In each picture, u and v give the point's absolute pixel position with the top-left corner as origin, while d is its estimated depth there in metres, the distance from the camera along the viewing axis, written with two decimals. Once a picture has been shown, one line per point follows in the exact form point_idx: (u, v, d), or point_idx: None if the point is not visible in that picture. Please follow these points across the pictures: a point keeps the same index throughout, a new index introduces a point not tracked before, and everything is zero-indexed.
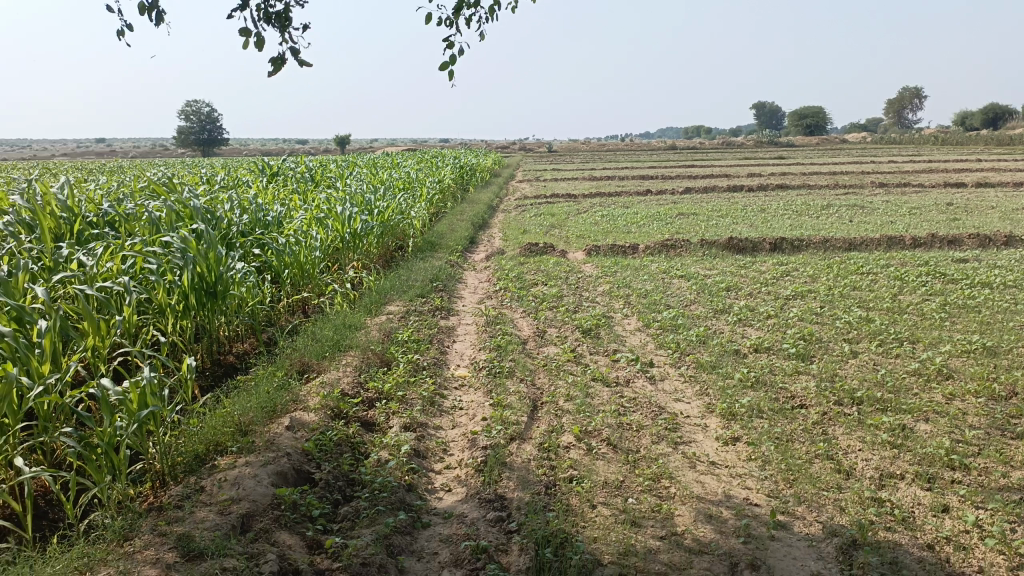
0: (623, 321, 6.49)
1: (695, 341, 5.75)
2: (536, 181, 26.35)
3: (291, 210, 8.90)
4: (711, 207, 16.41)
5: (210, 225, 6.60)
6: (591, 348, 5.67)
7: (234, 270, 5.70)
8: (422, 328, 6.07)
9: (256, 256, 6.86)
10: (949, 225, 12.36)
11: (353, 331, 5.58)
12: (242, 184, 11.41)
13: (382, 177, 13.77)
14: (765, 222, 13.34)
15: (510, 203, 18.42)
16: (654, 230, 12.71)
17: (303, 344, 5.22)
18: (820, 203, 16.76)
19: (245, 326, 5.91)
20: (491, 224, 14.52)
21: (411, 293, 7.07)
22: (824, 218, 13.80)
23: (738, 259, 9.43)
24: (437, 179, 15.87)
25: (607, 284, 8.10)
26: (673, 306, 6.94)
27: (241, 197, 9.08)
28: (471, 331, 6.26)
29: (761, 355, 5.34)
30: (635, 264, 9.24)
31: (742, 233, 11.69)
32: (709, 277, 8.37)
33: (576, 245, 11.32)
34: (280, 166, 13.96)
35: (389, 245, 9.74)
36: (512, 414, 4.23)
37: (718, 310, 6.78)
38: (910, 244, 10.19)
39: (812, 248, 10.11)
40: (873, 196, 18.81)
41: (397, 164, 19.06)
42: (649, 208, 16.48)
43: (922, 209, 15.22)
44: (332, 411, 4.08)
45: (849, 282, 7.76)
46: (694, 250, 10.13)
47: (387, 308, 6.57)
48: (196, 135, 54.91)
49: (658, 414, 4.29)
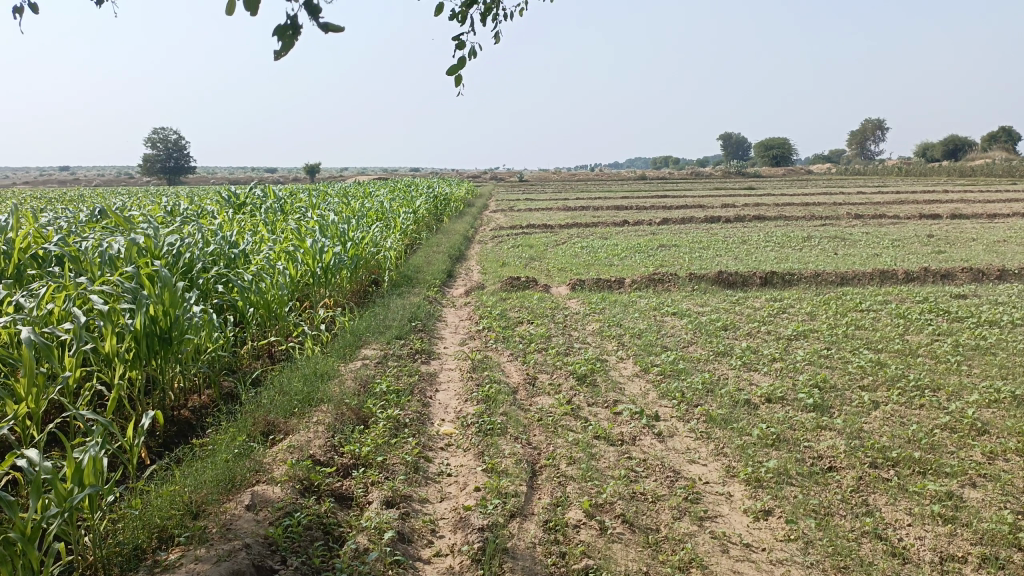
0: (619, 366, 6.00)
1: (700, 388, 5.27)
2: (510, 211, 25.94)
3: (258, 243, 8.31)
4: (692, 238, 16.10)
5: (169, 261, 6.03)
6: (589, 398, 5.16)
7: (193, 313, 5.12)
8: (402, 375, 5.52)
9: (218, 296, 6.28)
10: (936, 258, 12.14)
11: (325, 382, 5.01)
12: (205, 215, 10.78)
13: (353, 208, 13.22)
14: (749, 254, 13.02)
15: (485, 234, 17.95)
16: (636, 263, 12.30)
17: (268, 399, 4.64)
18: (800, 235, 16.55)
19: (204, 375, 5.32)
20: (467, 256, 14.01)
21: (388, 334, 6.51)
22: (807, 250, 13.52)
23: (729, 295, 9.02)
24: (410, 210, 15.36)
25: (596, 323, 7.61)
26: (670, 347, 6.47)
27: (203, 229, 8.47)
28: (456, 378, 5.71)
29: (776, 406, 4.87)
30: (623, 300, 8.78)
31: (729, 266, 11.32)
32: (702, 314, 7.93)
33: (558, 278, 10.86)
34: (247, 196, 13.34)
35: (362, 280, 9.18)
36: (510, 484, 3.69)
37: (719, 352, 6.32)
38: (903, 278, 9.88)
39: (803, 283, 9.75)
40: (851, 227, 18.69)
41: (369, 193, 18.52)
42: (629, 239, 16.13)
43: (904, 241, 15.06)
44: (301, 483, 3.50)
45: (851, 320, 7.36)
46: (683, 285, 9.70)
47: (362, 353, 6.00)
48: (163, 164, 53.89)
49: (675, 481, 3.78)
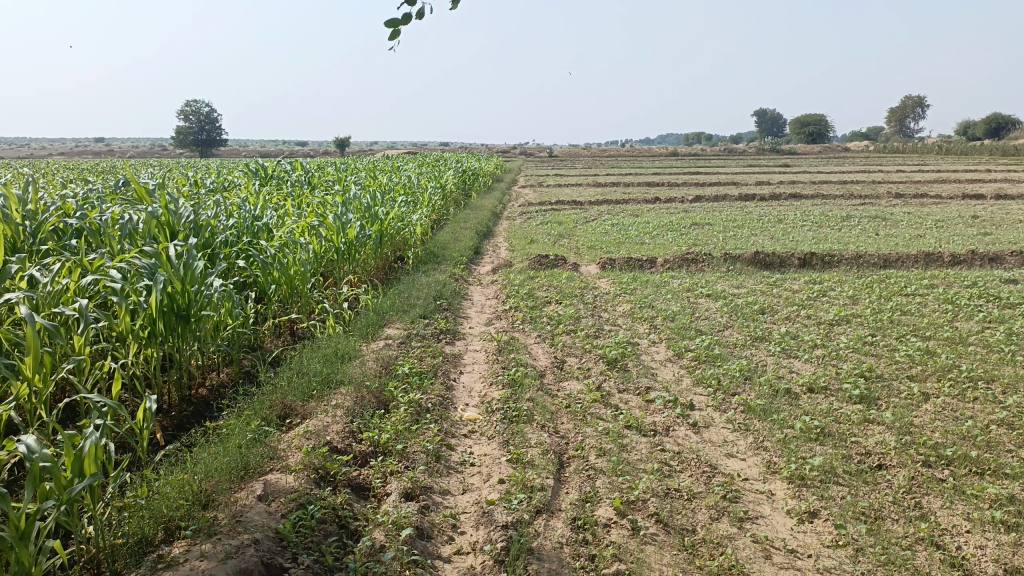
0: (651, 350, 5.75)
1: (737, 376, 5.01)
2: (539, 187, 25.60)
3: (282, 218, 8.16)
4: (726, 217, 15.70)
5: (189, 235, 5.88)
6: (620, 384, 4.93)
7: (211, 290, 4.96)
8: (425, 356, 5.33)
9: (240, 272, 6.13)
10: (982, 240, 11.66)
11: (346, 362, 4.84)
12: (231, 189, 10.67)
13: (381, 182, 13.03)
14: (786, 233, 12.63)
15: (514, 210, 17.69)
16: (669, 241, 11.98)
17: (287, 380, 4.48)
18: (839, 214, 16.05)
19: (223, 353, 5.16)
20: (496, 232, 13.78)
21: (412, 313, 6.32)
22: (847, 230, 13.08)
23: (766, 276, 8.71)
24: (438, 185, 15.14)
25: (627, 304, 7.36)
26: (705, 331, 6.20)
27: (227, 203, 8.34)
28: (481, 361, 5.51)
29: (818, 397, 4.60)
30: (656, 280, 8.50)
31: (765, 246, 10.97)
32: (738, 296, 7.64)
33: (588, 257, 10.59)
34: (274, 169, 13.22)
35: (388, 256, 9.00)
36: (536, 477, 3.49)
37: (756, 337, 6.04)
38: (949, 261, 9.47)
39: (844, 265, 9.39)
40: (890, 206, 18.13)
41: (397, 168, 18.31)
42: (661, 217, 15.77)
43: (948, 222, 14.53)
44: (315, 472, 3.33)
45: (895, 305, 7.03)
46: (718, 265, 9.39)
47: (385, 332, 5.81)
48: (195, 136, 54.21)
49: (712, 477, 3.55)
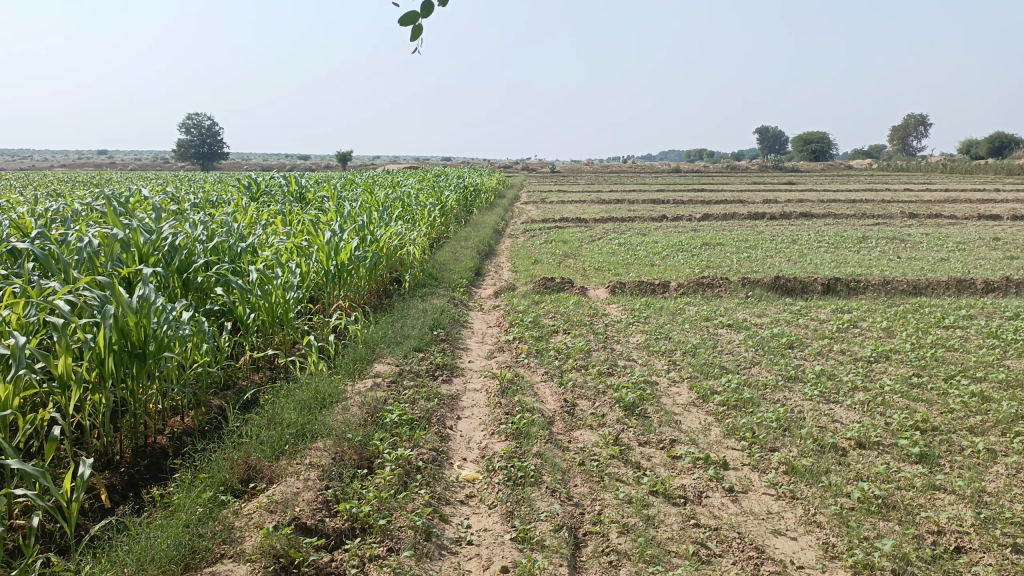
0: (672, 392, 5.13)
1: (773, 427, 4.39)
2: (543, 203, 25.07)
3: (269, 237, 7.57)
4: (737, 237, 15.10)
5: (159, 259, 5.29)
6: (640, 434, 4.30)
7: (174, 323, 4.34)
8: (419, 399, 4.71)
9: (216, 299, 5.52)
10: (1011, 265, 11.04)
11: (327, 408, 4.23)
12: (220, 205, 10.10)
13: (378, 198, 12.46)
14: (802, 256, 12.03)
15: (517, 228, 17.10)
16: (680, 263, 11.37)
17: (256, 432, 3.87)
18: (854, 235, 15.44)
19: (188, 395, 4.54)
20: (498, 252, 13.19)
21: (405, 346, 5.70)
22: (866, 252, 12.49)
23: (789, 303, 8.11)
24: (438, 201, 14.57)
25: (641, 335, 6.74)
26: (730, 369, 5.59)
27: (212, 220, 7.77)
28: (481, 403, 4.89)
29: (871, 456, 3.98)
30: (670, 308, 7.89)
31: (782, 270, 10.36)
32: (762, 327, 7.02)
33: (596, 279, 9.99)
34: (267, 183, 12.67)
35: (384, 278, 8.41)
36: (548, 564, 2.87)
37: (788, 377, 5.42)
38: (982, 288, 8.87)
39: (870, 292, 8.80)
40: (905, 227, 17.54)
41: (397, 183, 17.77)
42: (669, 236, 15.18)
43: (969, 244, 13.92)
44: (276, 562, 2.72)
45: (936, 340, 6.42)
46: (735, 291, 8.78)
47: (375, 369, 5.20)
48: (196, 149, 53.89)
49: (760, 565, 2.93)
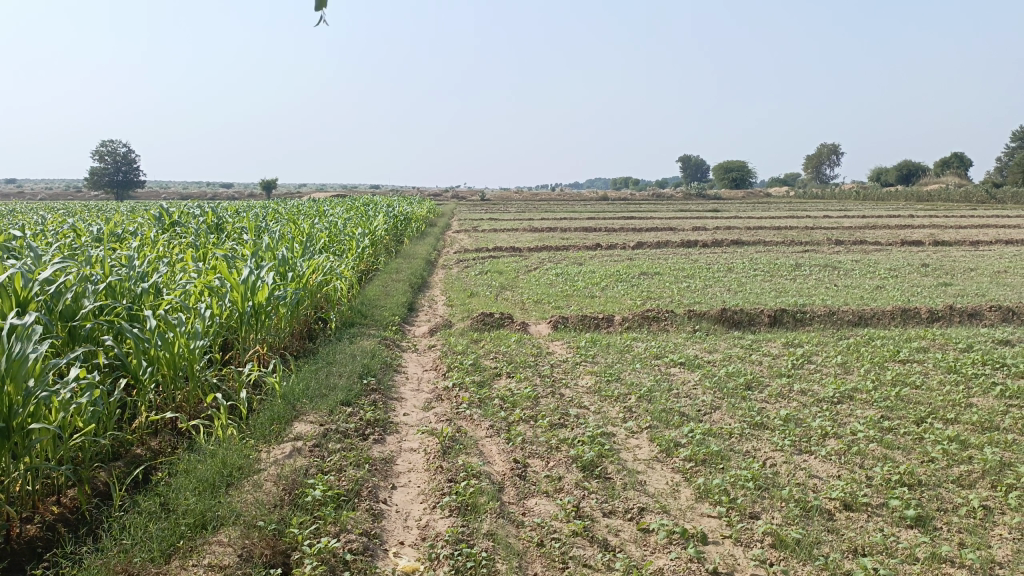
0: (631, 446, 4.62)
1: (750, 488, 3.91)
2: (475, 232, 24.58)
3: (178, 274, 6.80)
4: (674, 265, 14.89)
5: (41, 303, 4.49)
6: (603, 501, 3.76)
7: (53, 386, 3.59)
8: (348, 466, 4.07)
9: (111, 350, 4.74)
10: (946, 292, 11.07)
11: (236, 487, 3.55)
12: (123, 239, 9.19)
13: (302, 229, 11.71)
14: (742, 285, 11.83)
15: (449, 258, 16.51)
16: (621, 294, 10.99)
17: (144, 523, 3.16)
18: (788, 262, 15.45)
19: (68, 472, 3.76)
20: (431, 284, 12.56)
21: (331, 399, 5.04)
22: (805, 281, 12.37)
23: (739, 337, 7.76)
24: (367, 231, 13.87)
25: (590, 377, 6.23)
26: (691, 416, 5.12)
27: (111, 257, 6.94)
28: (419, 467, 4.28)
29: (862, 523, 3.55)
30: (617, 344, 7.42)
31: (726, 300, 10.08)
32: (715, 365, 6.62)
33: (536, 313, 9.48)
34: (181, 215, 11.77)
35: (307, 317, 7.70)
36: None
37: (754, 425, 4.98)
38: (927, 318, 8.75)
39: (818, 323, 8.56)
40: (834, 253, 17.72)
41: (323, 213, 16.99)
42: (606, 266, 14.86)
43: (900, 271, 14.04)
44: None
45: (897, 376, 6.13)
46: (683, 324, 8.40)
47: (296, 429, 4.53)
48: (111, 177, 51.57)
49: None
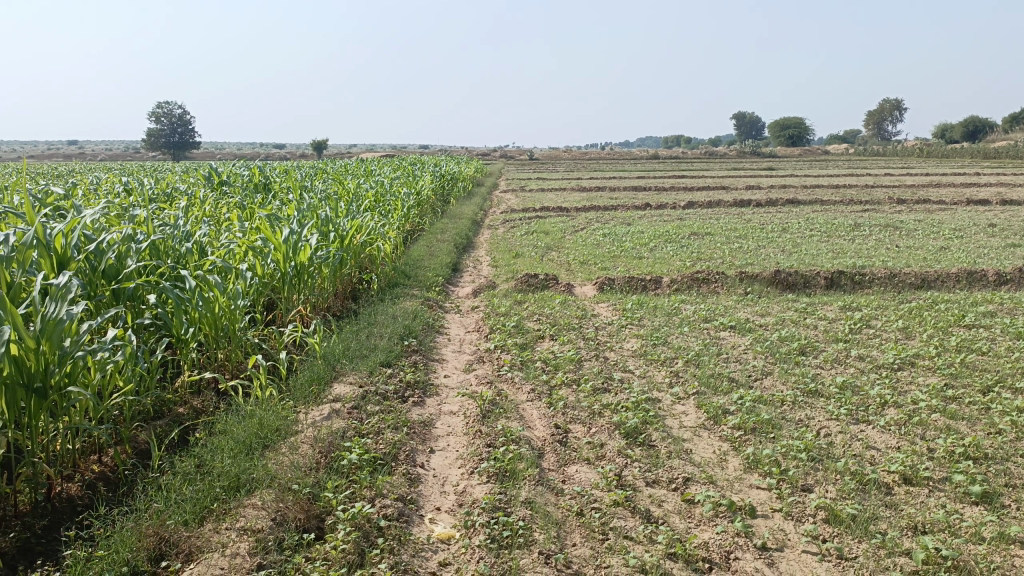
0: (677, 412, 4.46)
1: (802, 460, 3.73)
2: (522, 192, 24.31)
3: (222, 234, 6.80)
4: (725, 226, 14.48)
5: (82, 263, 4.50)
6: (646, 470, 3.63)
7: (90, 346, 3.58)
8: (386, 429, 4.01)
9: (152, 309, 4.74)
10: (1016, 253, 10.51)
11: (272, 450, 3.51)
12: (172, 199, 9.28)
13: (348, 189, 11.67)
14: (797, 245, 11.43)
15: (496, 218, 16.38)
16: (670, 255, 10.72)
17: (179, 485, 3.14)
18: (846, 222, 14.90)
19: (109, 431, 3.78)
20: (477, 244, 12.45)
21: (371, 361, 4.98)
22: (864, 241, 11.89)
23: (792, 299, 7.48)
24: (413, 190, 13.80)
25: (636, 340, 6.07)
26: (740, 382, 4.93)
27: (158, 217, 6.98)
28: (458, 431, 4.20)
29: (923, 499, 3.35)
30: (665, 307, 7.22)
31: (780, 262, 9.74)
32: (767, 329, 6.38)
33: (582, 274, 9.31)
34: (229, 174, 11.85)
35: (351, 277, 7.67)
36: None
37: (807, 392, 4.77)
38: (995, 281, 8.30)
39: (877, 285, 8.20)
40: (895, 213, 17.02)
41: (370, 172, 16.98)
42: (655, 226, 14.55)
43: (966, 231, 13.41)
44: None
45: (962, 342, 5.81)
46: (734, 286, 8.13)
47: (335, 391, 4.49)
48: (167, 139, 52.52)
49: None
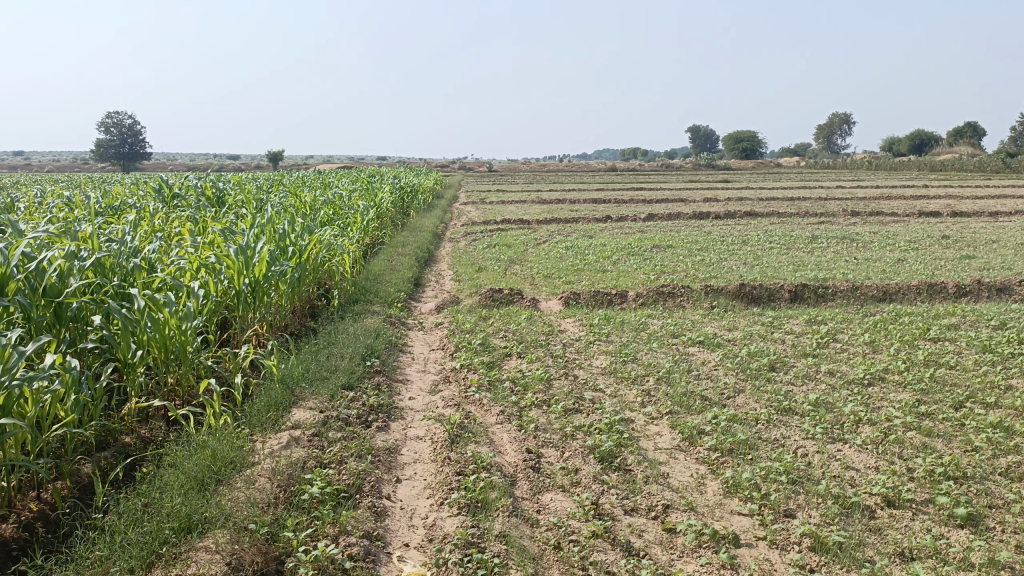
0: (651, 433, 4.33)
1: (782, 483, 3.62)
2: (482, 204, 24.12)
3: (173, 249, 6.51)
4: (686, 238, 14.50)
5: (19, 282, 4.21)
6: (624, 497, 3.48)
7: (25, 375, 3.31)
8: (348, 458, 3.79)
9: (97, 331, 4.46)
10: (970, 265, 10.69)
11: (225, 485, 3.27)
12: (120, 213, 8.92)
13: (305, 201, 11.38)
14: (758, 258, 11.48)
15: (456, 231, 16.20)
16: (634, 268, 10.65)
17: (124, 527, 2.90)
18: (804, 234, 15.06)
19: (48, 465, 3.50)
20: (438, 258, 12.23)
21: (331, 383, 4.76)
22: (823, 253, 12.00)
23: (759, 313, 7.45)
24: (372, 203, 13.56)
25: (605, 357, 5.94)
26: (713, 401, 4.83)
27: (105, 232, 6.66)
28: (425, 458, 4.00)
29: (908, 523, 3.27)
30: (632, 321, 7.12)
31: (743, 275, 9.74)
32: (736, 344, 6.31)
33: (546, 288, 9.18)
34: (181, 187, 11.48)
35: (309, 294, 7.42)
36: None
37: (781, 410, 4.68)
38: (955, 293, 8.39)
39: (840, 299, 8.22)
40: (850, 225, 17.29)
41: (328, 185, 16.68)
42: (616, 238, 14.52)
43: (920, 243, 13.64)
44: None
45: (930, 356, 5.81)
46: (699, 300, 8.08)
47: (294, 416, 4.26)
48: (117, 149, 51.16)
49: None
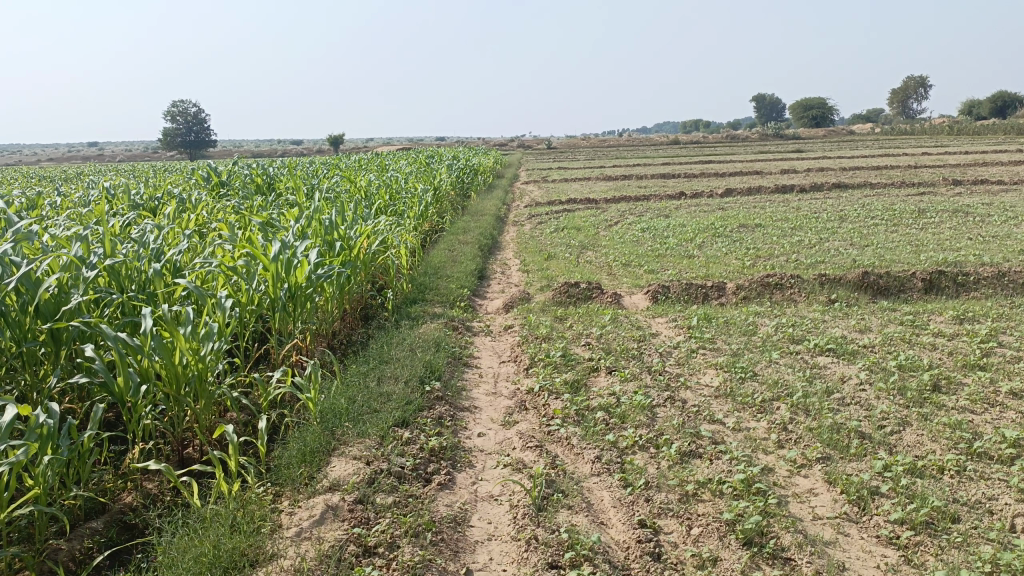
0: (803, 493, 3.23)
1: None
2: (546, 183, 23.03)
3: (206, 248, 5.65)
4: (774, 215, 13.15)
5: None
6: None
7: None
8: (402, 541, 2.81)
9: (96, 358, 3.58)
10: None
11: None
12: (160, 206, 8.18)
13: (359, 186, 10.50)
14: (866, 237, 10.10)
15: (521, 213, 15.19)
16: (723, 252, 9.42)
17: None
18: (909, 208, 13.50)
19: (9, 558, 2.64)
20: (503, 245, 11.23)
21: (381, 421, 3.79)
22: (941, 230, 10.51)
23: (892, 309, 6.18)
24: (430, 185, 12.62)
25: (715, 372, 4.82)
26: (874, 440, 3.68)
27: (132, 230, 5.87)
28: (502, 532, 2.99)
29: None
30: (738, 322, 5.96)
31: (856, 258, 8.42)
32: (877, 352, 5.11)
33: (628, 279, 8.06)
34: (230, 174, 10.78)
35: (361, 294, 6.49)
36: None
37: (973, 457, 3.51)
38: None
39: (983, 288, 6.88)
40: (957, 195, 15.58)
41: (385, 168, 15.85)
42: (696, 218, 13.28)
43: None
44: None
45: None
46: (813, 292, 6.85)
47: (333, 472, 3.29)
48: (182, 138, 51.88)
49: None
